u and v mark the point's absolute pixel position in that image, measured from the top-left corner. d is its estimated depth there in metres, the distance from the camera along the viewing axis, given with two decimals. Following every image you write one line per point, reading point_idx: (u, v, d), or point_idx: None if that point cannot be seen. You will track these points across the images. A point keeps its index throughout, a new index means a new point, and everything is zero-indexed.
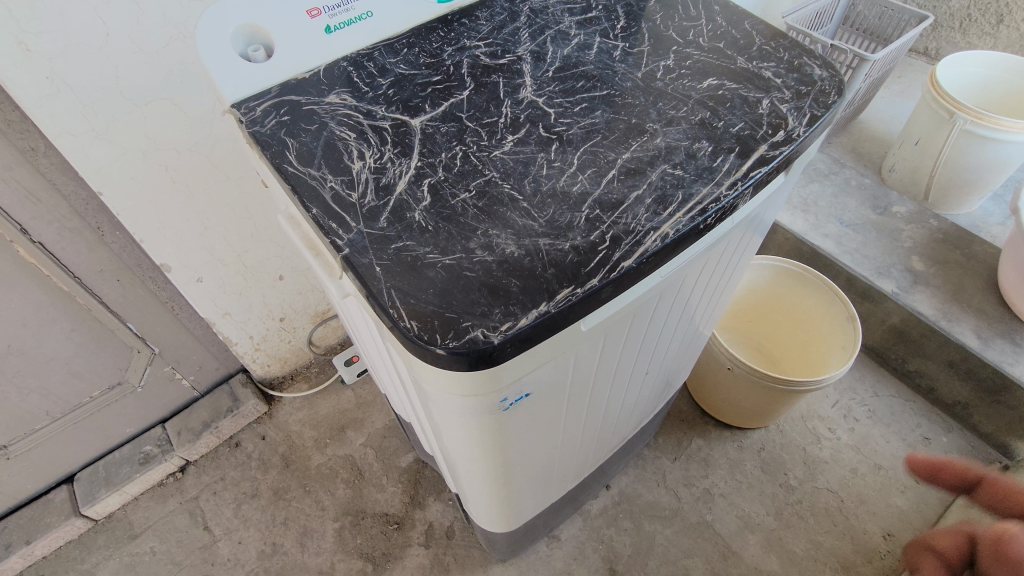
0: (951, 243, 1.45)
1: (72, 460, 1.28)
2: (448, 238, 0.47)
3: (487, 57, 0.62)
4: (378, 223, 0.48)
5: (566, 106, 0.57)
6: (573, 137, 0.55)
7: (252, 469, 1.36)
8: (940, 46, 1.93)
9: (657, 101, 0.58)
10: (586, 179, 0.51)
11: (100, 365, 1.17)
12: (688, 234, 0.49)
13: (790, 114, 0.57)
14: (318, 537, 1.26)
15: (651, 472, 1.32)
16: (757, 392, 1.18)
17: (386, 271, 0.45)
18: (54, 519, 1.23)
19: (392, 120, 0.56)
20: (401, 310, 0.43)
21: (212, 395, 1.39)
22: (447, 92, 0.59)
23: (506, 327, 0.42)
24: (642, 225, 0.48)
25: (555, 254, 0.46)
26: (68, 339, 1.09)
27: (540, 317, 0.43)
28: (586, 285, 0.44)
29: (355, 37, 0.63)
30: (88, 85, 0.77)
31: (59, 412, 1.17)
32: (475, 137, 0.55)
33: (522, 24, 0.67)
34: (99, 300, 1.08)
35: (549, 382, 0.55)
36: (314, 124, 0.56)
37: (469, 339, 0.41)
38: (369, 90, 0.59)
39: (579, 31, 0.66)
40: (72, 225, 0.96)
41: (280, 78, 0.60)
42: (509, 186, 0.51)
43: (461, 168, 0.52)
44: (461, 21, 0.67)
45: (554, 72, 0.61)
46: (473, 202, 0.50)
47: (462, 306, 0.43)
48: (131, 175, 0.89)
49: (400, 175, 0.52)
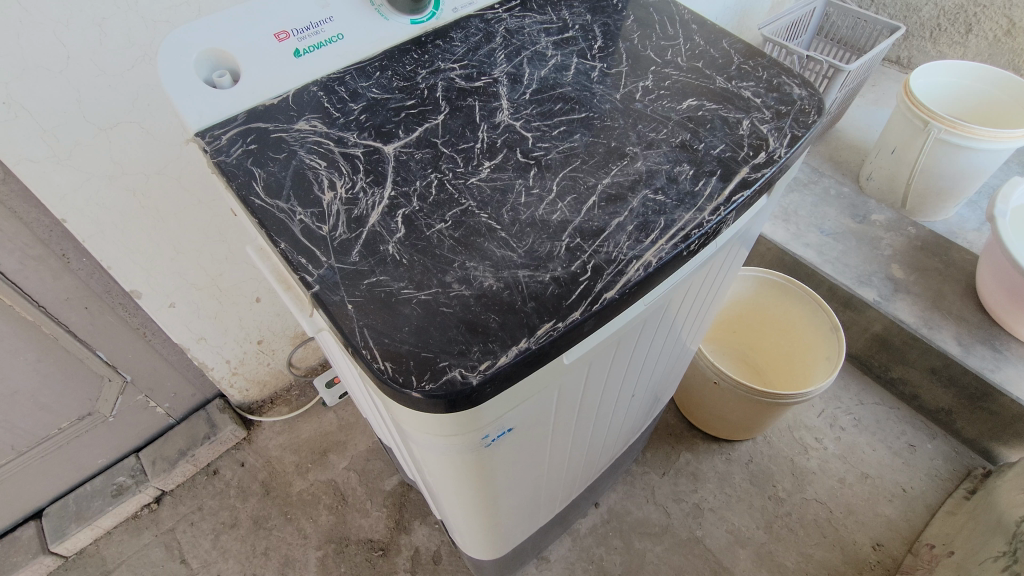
0: (929, 250, 1.46)
1: (40, 494, 1.23)
2: (424, 272, 0.45)
3: (462, 79, 0.60)
4: (351, 257, 0.46)
5: (544, 130, 0.56)
6: (551, 162, 0.53)
7: (231, 497, 1.32)
8: (911, 55, 1.97)
9: (637, 123, 0.57)
10: (566, 207, 0.50)
11: (69, 395, 1.12)
12: (671, 262, 0.48)
13: (771, 135, 0.56)
14: (300, 566, 1.22)
15: (640, 488, 1.30)
16: (743, 406, 1.18)
17: (359, 308, 0.43)
18: (22, 558, 1.19)
19: (365, 146, 0.54)
20: (374, 351, 0.41)
21: (188, 421, 1.35)
22: (421, 116, 0.56)
23: (485, 366, 0.41)
24: (625, 253, 0.47)
25: (535, 286, 0.45)
26: (34, 369, 1.05)
27: (520, 355, 0.41)
28: (567, 319, 0.43)
29: (326, 61, 0.61)
30: (47, 109, 0.74)
31: (25, 446, 1.13)
32: (451, 163, 0.53)
33: (498, 44, 0.65)
34: (66, 328, 1.04)
35: (531, 416, 0.53)
36: (283, 152, 0.53)
37: (447, 380, 0.40)
38: (341, 115, 0.57)
39: (556, 52, 0.64)
40: (35, 252, 0.92)
41: (247, 104, 0.57)
42: (486, 215, 0.49)
43: (437, 197, 0.50)
44: (436, 43, 0.64)
45: (531, 95, 0.59)
46: (450, 233, 0.48)
47: (439, 345, 0.41)
48: (96, 200, 0.86)
49: (373, 206, 0.49)
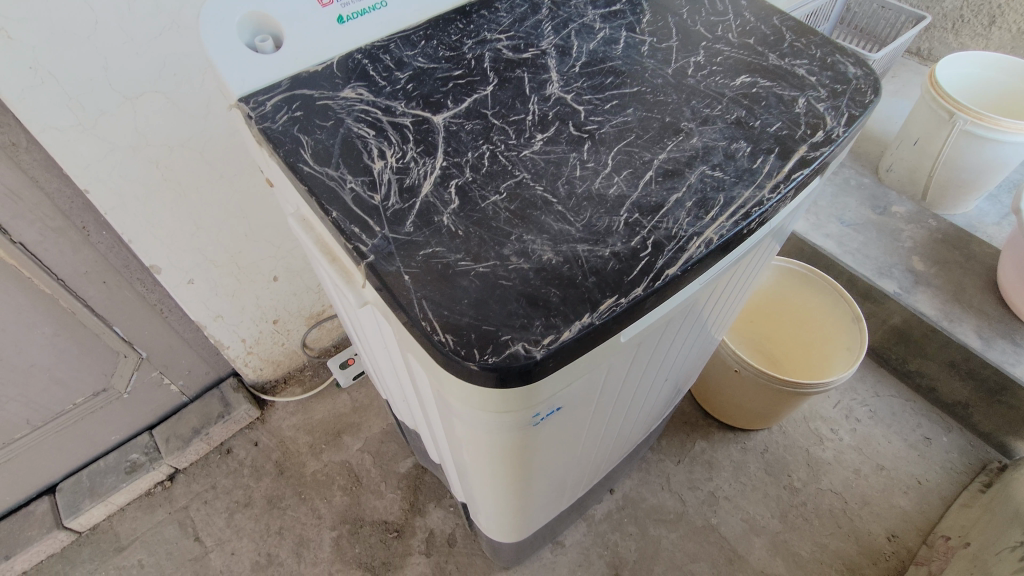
0: (950, 243, 1.45)
1: (54, 469, 1.22)
2: (481, 244, 0.44)
3: (510, 50, 0.58)
4: (405, 228, 0.45)
5: (596, 103, 0.54)
6: (605, 136, 0.51)
7: (245, 476, 1.32)
8: (933, 46, 1.95)
9: (690, 99, 0.55)
10: (623, 181, 0.48)
11: (84, 370, 1.12)
12: (730, 240, 0.46)
13: (828, 113, 0.54)
14: (314, 546, 1.22)
15: (655, 475, 1.30)
16: (762, 394, 1.17)
17: (416, 279, 0.42)
18: (36, 533, 1.18)
19: (413, 116, 0.52)
20: (434, 323, 0.40)
21: (202, 400, 1.34)
22: (470, 87, 0.55)
23: (548, 341, 0.39)
24: (685, 229, 0.46)
25: (595, 262, 0.44)
26: (50, 344, 1.04)
27: (583, 330, 0.40)
28: (630, 295, 0.42)
29: (368, 28, 0.59)
30: (75, 77, 0.72)
31: (41, 421, 1.12)
32: (503, 135, 0.51)
33: (544, 16, 0.63)
34: (84, 303, 1.03)
35: (579, 396, 0.52)
36: (330, 120, 0.51)
37: (510, 354, 0.39)
38: (387, 84, 0.55)
39: (604, 25, 0.62)
40: (56, 224, 0.91)
41: (291, 70, 0.55)
42: (542, 189, 0.47)
43: (490, 168, 0.49)
44: (481, 13, 0.62)
45: (581, 67, 0.57)
46: (505, 206, 0.46)
47: (500, 318, 0.40)
48: (119, 172, 0.84)
49: (424, 176, 0.48)
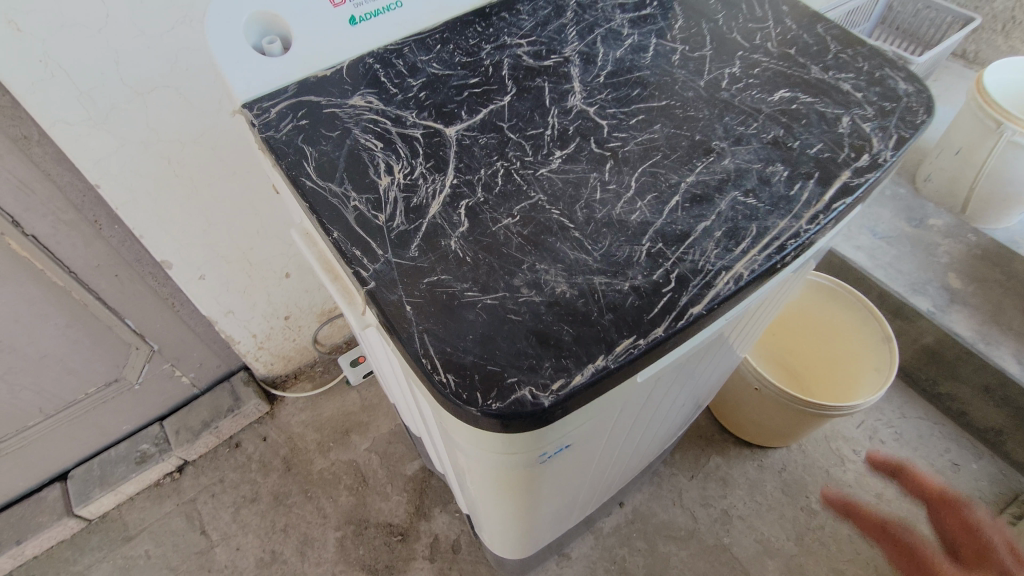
0: (989, 261, 1.38)
1: (66, 457, 1.23)
2: (490, 273, 0.41)
3: (531, 57, 0.55)
4: (410, 252, 0.42)
5: (621, 118, 0.50)
6: (629, 155, 0.48)
7: (252, 471, 1.31)
8: (979, 50, 1.85)
9: (723, 114, 0.51)
10: (646, 206, 0.45)
11: (95, 361, 1.12)
12: (762, 275, 0.42)
13: (874, 135, 0.50)
14: (319, 546, 1.21)
15: (667, 490, 1.27)
16: (783, 413, 1.13)
17: (418, 311, 0.39)
18: (46, 519, 1.19)
19: (424, 127, 0.49)
20: (435, 361, 0.37)
21: (213, 392, 1.34)
22: (486, 97, 0.51)
23: (558, 386, 0.36)
24: (712, 262, 0.42)
25: (613, 296, 0.40)
26: (62, 335, 1.04)
27: (597, 374, 0.37)
28: (649, 336, 0.39)
29: (381, 30, 0.55)
30: (85, 71, 0.70)
31: (52, 410, 1.13)
32: (518, 150, 0.48)
33: (568, 20, 0.59)
34: (96, 295, 1.02)
35: (591, 431, 0.49)
36: (336, 130, 0.49)
37: (516, 400, 0.36)
38: (398, 92, 0.52)
39: (632, 31, 0.58)
40: (68, 217, 0.90)
41: (298, 74, 0.53)
42: (558, 212, 0.44)
43: (503, 188, 0.45)
44: (501, 15, 0.59)
45: (606, 77, 0.53)
46: (518, 230, 0.43)
47: (507, 358, 0.37)
48: (131, 167, 0.83)
49: (432, 195, 0.45)
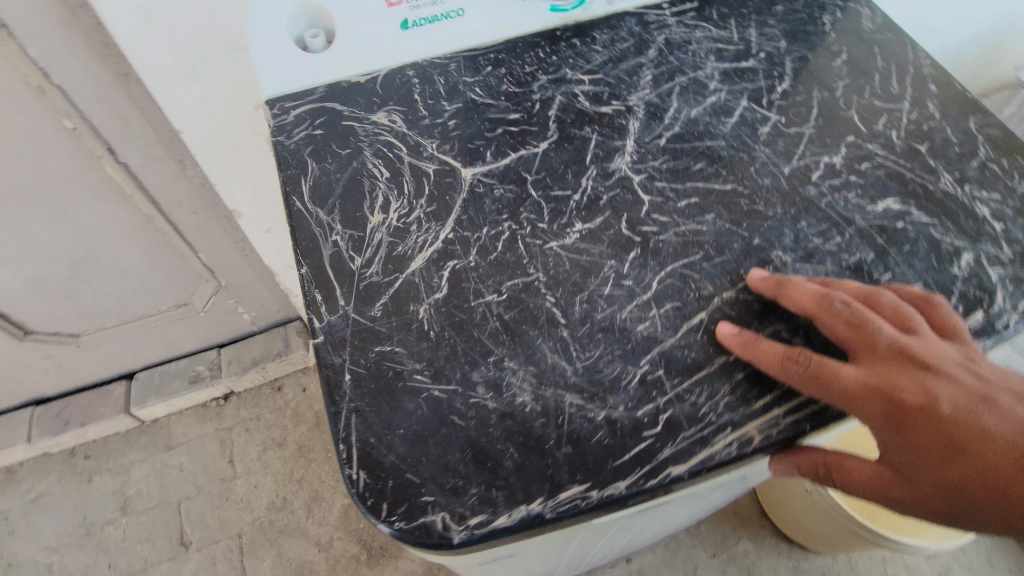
0: None
1: (134, 360, 1.35)
2: (449, 359, 0.39)
3: (590, 99, 0.52)
4: (373, 310, 0.42)
5: (670, 197, 0.47)
6: (661, 247, 0.44)
7: (286, 417, 1.38)
8: None
9: (800, 216, 0.46)
10: (659, 316, 0.41)
11: (168, 284, 1.20)
12: (768, 447, 0.38)
13: (979, 290, 0.43)
14: (325, 507, 1.26)
15: (680, 560, 1.17)
16: (835, 526, 0.97)
17: (355, 383, 0.39)
18: (108, 411, 1.33)
19: (439, 163, 0.48)
20: (352, 453, 0.36)
21: (269, 334, 1.40)
22: (522, 138, 0.49)
23: (475, 523, 0.34)
24: (717, 412, 0.38)
25: (578, 427, 0.37)
26: (142, 255, 1.12)
27: (523, 521, 0.34)
28: (604, 490, 0.35)
29: (433, 40, 0.53)
30: (179, 23, 0.71)
31: (128, 317, 1.23)
32: (534, 214, 0.46)
33: (649, 59, 0.54)
34: (175, 227, 1.08)
35: (539, 548, 0.45)
36: (348, 148, 0.49)
37: (421, 525, 0.34)
38: (427, 115, 0.51)
39: (721, 85, 0.53)
40: (157, 153, 0.94)
41: (331, 76, 0.52)
42: (553, 300, 0.42)
43: (501, 257, 0.43)
44: (572, 41, 0.55)
45: (669, 140, 0.50)
46: (498, 314, 0.41)
47: (430, 471, 0.36)
48: (214, 119, 0.84)
49: (419, 246, 0.44)
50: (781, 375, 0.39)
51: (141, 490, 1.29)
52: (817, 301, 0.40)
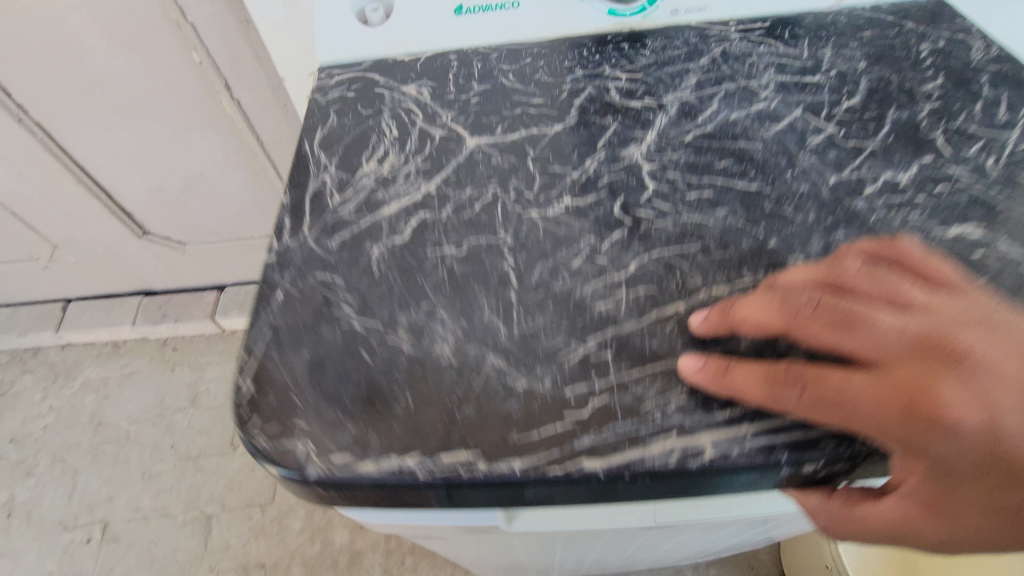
0: None
1: (226, 275, 1.51)
2: (384, 297, 0.45)
3: (621, 93, 0.58)
4: (331, 242, 0.49)
5: (684, 186, 0.51)
6: (651, 231, 0.48)
7: None
8: None
9: (831, 223, 0.47)
10: (627, 298, 0.44)
11: (263, 214, 1.32)
12: (689, 474, 0.37)
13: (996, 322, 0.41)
14: None
15: None
16: None
17: (285, 300, 0.45)
18: (198, 314, 1.51)
19: (447, 131, 0.56)
20: (250, 366, 0.41)
21: None
22: (540, 119, 0.56)
23: (336, 463, 0.37)
24: (658, 407, 0.39)
25: (487, 390, 0.39)
26: (244, 184, 1.24)
27: (387, 473, 0.37)
28: (488, 462, 0.37)
29: (483, 26, 0.62)
30: None
31: (225, 237, 1.38)
32: (521, 183, 0.52)
33: (698, 66, 0.60)
34: (273, 164, 1.18)
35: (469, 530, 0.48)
36: (371, 109, 0.59)
37: (286, 449, 0.38)
38: (453, 91, 0.59)
39: (773, 96, 0.57)
40: (265, 95, 1.03)
41: (381, 51, 0.62)
42: (510, 262, 0.46)
43: (471, 216, 0.50)
44: (620, 46, 0.63)
45: (699, 136, 0.54)
46: (450, 266, 0.46)
47: (317, 397, 0.40)
48: None
49: (399, 195, 0.52)
50: (772, 400, 0.37)
51: (209, 389, 1.46)
52: (781, 313, 0.39)
